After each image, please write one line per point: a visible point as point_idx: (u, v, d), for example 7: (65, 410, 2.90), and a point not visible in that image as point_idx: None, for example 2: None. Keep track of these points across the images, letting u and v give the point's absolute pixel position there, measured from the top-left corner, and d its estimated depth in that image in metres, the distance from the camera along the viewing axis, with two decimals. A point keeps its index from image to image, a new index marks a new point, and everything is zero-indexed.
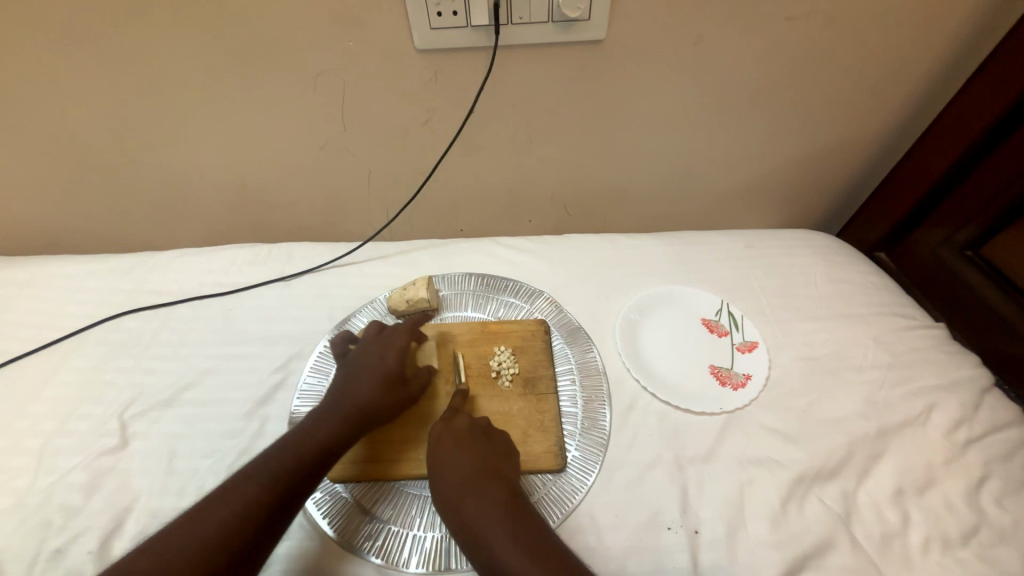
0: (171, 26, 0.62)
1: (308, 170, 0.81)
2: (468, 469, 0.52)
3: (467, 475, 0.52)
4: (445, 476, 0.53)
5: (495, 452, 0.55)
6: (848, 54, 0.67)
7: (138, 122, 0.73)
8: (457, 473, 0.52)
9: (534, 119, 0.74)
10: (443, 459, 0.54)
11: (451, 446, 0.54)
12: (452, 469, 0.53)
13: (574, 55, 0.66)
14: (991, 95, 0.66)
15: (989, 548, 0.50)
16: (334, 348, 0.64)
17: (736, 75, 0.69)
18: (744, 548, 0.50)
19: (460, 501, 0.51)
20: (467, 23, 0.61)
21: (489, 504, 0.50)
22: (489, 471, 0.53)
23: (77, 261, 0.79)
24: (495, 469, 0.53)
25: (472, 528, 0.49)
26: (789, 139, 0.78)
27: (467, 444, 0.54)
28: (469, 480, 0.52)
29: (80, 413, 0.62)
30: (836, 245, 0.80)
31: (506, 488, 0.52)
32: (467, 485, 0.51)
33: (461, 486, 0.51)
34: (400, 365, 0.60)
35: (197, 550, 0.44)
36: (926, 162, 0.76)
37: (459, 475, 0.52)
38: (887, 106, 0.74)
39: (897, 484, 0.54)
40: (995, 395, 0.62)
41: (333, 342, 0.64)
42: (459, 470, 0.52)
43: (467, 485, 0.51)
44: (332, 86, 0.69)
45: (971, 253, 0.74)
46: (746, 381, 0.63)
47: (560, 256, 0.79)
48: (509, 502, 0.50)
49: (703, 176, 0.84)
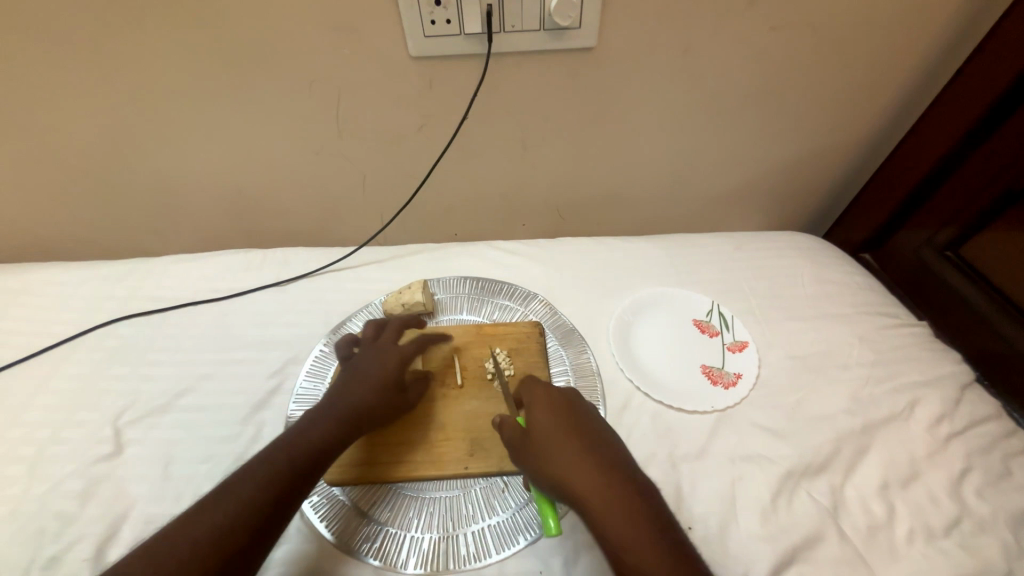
0: (166, 34, 0.62)
1: (303, 176, 0.82)
2: (580, 445, 0.49)
3: (577, 451, 0.49)
4: (553, 452, 0.49)
5: (598, 428, 0.52)
6: (831, 60, 0.69)
7: (131, 129, 0.73)
8: (568, 449, 0.49)
9: (527, 125, 0.75)
10: (548, 437, 0.51)
11: (554, 426, 0.51)
12: (562, 444, 0.49)
13: (566, 62, 0.67)
14: (969, 99, 0.68)
15: (971, 538, 0.51)
16: (337, 350, 0.64)
17: (723, 81, 0.70)
18: (736, 543, 0.51)
19: (577, 477, 0.47)
20: (460, 31, 0.62)
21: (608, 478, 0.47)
22: (599, 448, 0.50)
23: (68, 268, 0.79)
24: (603, 444, 0.50)
25: (593, 503, 0.45)
26: (776, 143, 0.80)
27: (571, 422, 0.52)
28: (580, 456, 0.48)
29: (75, 420, 0.62)
30: (821, 247, 0.82)
31: (621, 463, 0.49)
32: (580, 460, 0.48)
33: (573, 462, 0.48)
34: (399, 370, 0.61)
35: (191, 551, 0.43)
36: (907, 165, 0.78)
37: (569, 452, 0.49)
38: (870, 110, 0.76)
39: (882, 478, 0.56)
40: (975, 390, 0.64)
41: (337, 345, 0.64)
42: (568, 447, 0.49)
43: (579, 461, 0.48)
44: (327, 92, 0.70)
45: (950, 253, 0.76)
46: (736, 380, 0.65)
47: (553, 260, 0.80)
48: (627, 476, 0.48)
49: (693, 179, 0.85)
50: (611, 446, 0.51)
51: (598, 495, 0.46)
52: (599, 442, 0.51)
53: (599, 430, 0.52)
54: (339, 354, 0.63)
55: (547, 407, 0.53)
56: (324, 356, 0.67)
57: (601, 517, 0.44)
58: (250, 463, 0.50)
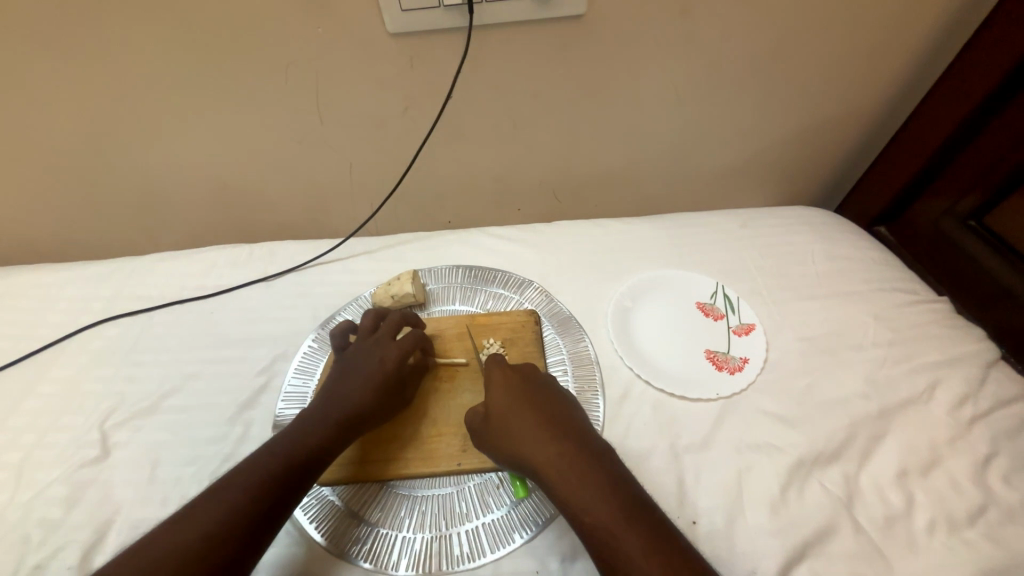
0: (131, 21, 0.59)
1: (288, 166, 0.79)
2: (539, 420, 0.50)
3: (538, 426, 0.49)
4: (515, 431, 0.49)
5: (556, 402, 0.52)
6: (842, 19, 0.64)
7: (106, 124, 0.71)
8: (529, 427, 0.49)
9: (516, 103, 0.71)
10: (509, 420, 0.50)
11: (513, 403, 0.51)
12: (522, 422, 0.49)
13: (554, 33, 0.63)
14: (992, 56, 0.63)
15: (997, 527, 0.48)
16: (333, 340, 0.60)
17: (724, 46, 0.65)
18: (743, 537, 0.49)
19: (539, 453, 0.47)
20: (439, 2, 0.58)
21: (568, 450, 0.47)
22: (558, 420, 0.50)
23: (54, 270, 0.77)
24: (562, 417, 0.50)
25: (557, 476, 0.46)
26: (783, 112, 0.75)
27: (531, 398, 0.52)
28: (541, 431, 0.49)
29: (61, 424, 0.61)
30: (833, 221, 0.78)
31: (579, 434, 0.49)
32: (540, 436, 0.48)
33: (534, 438, 0.48)
34: (400, 368, 0.57)
35: (177, 561, 0.41)
36: (924, 130, 0.73)
37: (530, 429, 0.49)
38: (885, 72, 0.70)
39: (900, 465, 0.52)
40: (1000, 368, 0.60)
41: (332, 333, 0.60)
42: (529, 424, 0.49)
43: (539, 436, 0.48)
44: (304, 77, 0.66)
45: (973, 223, 0.71)
46: (743, 365, 0.62)
47: (549, 244, 0.77)
48: (587, 445, 0.48)
49: (695, 154, 0.81)
50: (569, 417, 0.51)
51: (559, 467, 0.46)
52: (558, 415, 0.51)
53: (558, 403, 0.52)
54: (335, 345, 0.60)
55: (505, 384, 0.53)
56: (313, 351, 0.65)
57: (565, 489, 0.45)
58: (241, 468, 0.48)
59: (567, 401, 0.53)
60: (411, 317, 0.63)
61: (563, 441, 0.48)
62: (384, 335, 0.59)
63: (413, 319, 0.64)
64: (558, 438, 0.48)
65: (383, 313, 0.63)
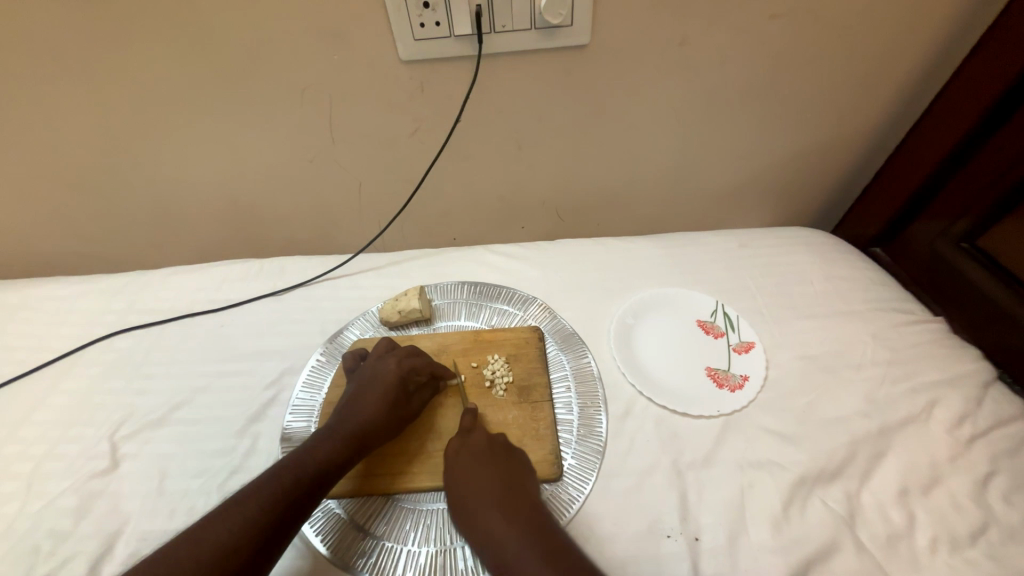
0: (154, 44, 0.62)
1: (300, 184, 0.81)
2: (482, 454, 0.53)
3: (478, 467, 0.52)
4: (457, 470, 0.53)
5: (507, 447, 0.55)
6: (834, 48, 0.67)
7: (129, 142, 0.74)
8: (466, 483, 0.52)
9: (522, 126, 0.74)
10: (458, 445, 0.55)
11: (462, 445, 0.54)
12: (466, 455, 0.54)
13: (559, 61, 0.66)
14: (977, 87, 0.66)
15: (998, 547, 0.48)
16: (345, 363, 0.63)
17: (721, 73, 0.68)
18: (746, 554, 0.49)
19: (469, 488, 0.51)
20: (451, 33, 0.61)
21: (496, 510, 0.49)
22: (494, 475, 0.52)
23: (69, 283, 0.79)
24: (501, 471, 0.52)
25: (484, 534, 0.48)
26: (780, 135, 0.78)
27: (473, 453, 0.53)
28: (479, 472, 0.52)
29: (72, 435, 0.62)
30: (829, 241, 0.80)
31: (516, 471, 0.53)
32: (475, 491, 0.51)
33: (471, 479, 0.52)
34: (404, 378, 0.59)
35: (194, 569, 0.42)
36: (919, 153, 0.75)
37: (469, 465, 0.53)
38: (876, 97, 0.73)
39: (902, 484, 0.53)
40: (997, 388, 0.61)
41: (345, 358, 0.64)
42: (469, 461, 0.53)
43: (477, 476, 0.52)
44: (319, 100, 0.69)
45: (967, 244, 0.72)
46: (744, 382, 0.63)
47: (554, 262, 0.78)
48: (520, 490, 0.51)
49: (696, 175, 0.83)
50: (513, 460, 0.54)
51: (483, 504, 0.50)
52: (497, 469, 0.52)
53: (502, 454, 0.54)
54: (348, 368, 0.63)
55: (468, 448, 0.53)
56: (320, 365, 0.67)
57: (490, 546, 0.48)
58: (257, 483, 0.49)
59: (519, 459, 0.54)
60: (417, 365, 0.60)
61: (500, 482, 0.51)
62: (394, 351, 0.62)
63: (425, 368, 0.61)
64: (496, 479, 0.51)
65: (396, 342, 0.65)
